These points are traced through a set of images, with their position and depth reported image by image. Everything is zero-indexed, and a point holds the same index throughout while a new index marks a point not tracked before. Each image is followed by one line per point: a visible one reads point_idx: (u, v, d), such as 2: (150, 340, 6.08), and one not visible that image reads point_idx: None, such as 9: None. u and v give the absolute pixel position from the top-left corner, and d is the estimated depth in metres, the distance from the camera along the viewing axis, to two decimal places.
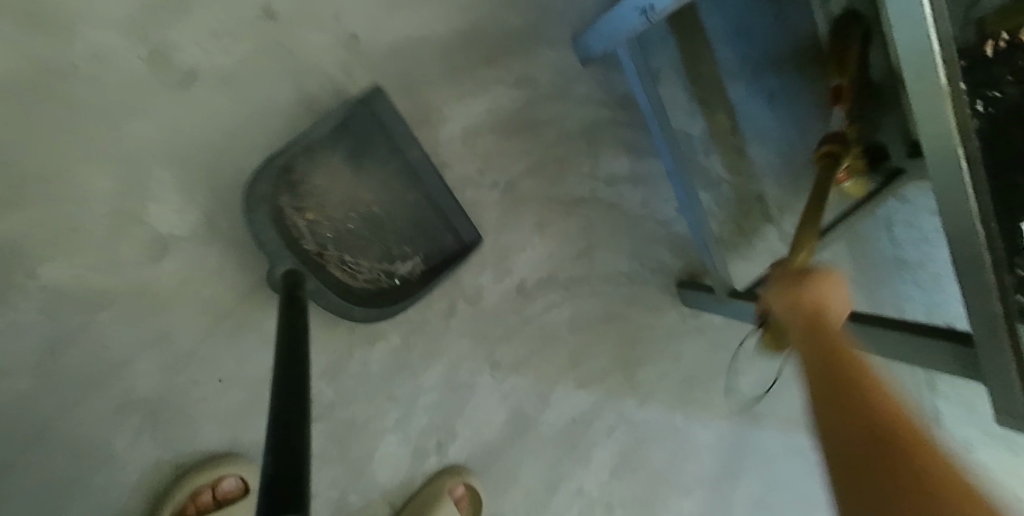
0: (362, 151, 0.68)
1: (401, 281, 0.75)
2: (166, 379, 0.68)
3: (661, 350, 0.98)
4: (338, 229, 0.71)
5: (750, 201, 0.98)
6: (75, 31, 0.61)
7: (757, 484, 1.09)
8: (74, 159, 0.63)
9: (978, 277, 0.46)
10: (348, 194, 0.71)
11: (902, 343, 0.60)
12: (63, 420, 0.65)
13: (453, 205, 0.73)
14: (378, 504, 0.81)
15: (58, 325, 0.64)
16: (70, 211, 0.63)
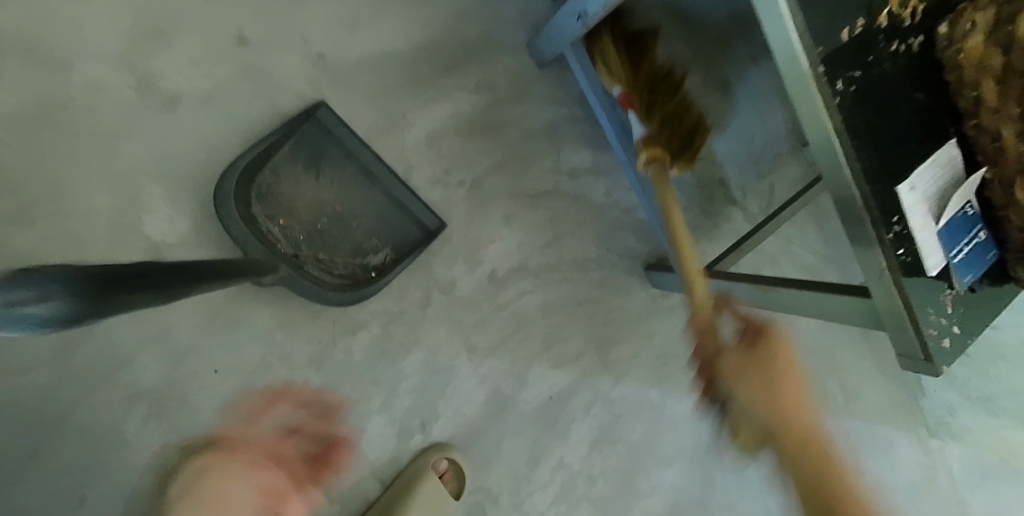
0: (319, 157, 0.79)
1: (377, 272, 0.82)
2: (169, 371, 0.76)
3: (632, 331, 1.03)
4: (308, 231, 0.79)
5: (711, 185, 1.01)
6: (73, 66, 0.71)
7: (737, 454, 1.10)
8: (78, 179, 0.72)
9: (863, 237, 0.52)
10: (313, 200, 0.79)
11: (823, 303, 0.65)
12: (80, 410, 0.73)
13: (406, 194, 0.82)
14: (368, 479, 0.86)
15: (70, 328, 0.72)
16: (76, 224, 0.72)
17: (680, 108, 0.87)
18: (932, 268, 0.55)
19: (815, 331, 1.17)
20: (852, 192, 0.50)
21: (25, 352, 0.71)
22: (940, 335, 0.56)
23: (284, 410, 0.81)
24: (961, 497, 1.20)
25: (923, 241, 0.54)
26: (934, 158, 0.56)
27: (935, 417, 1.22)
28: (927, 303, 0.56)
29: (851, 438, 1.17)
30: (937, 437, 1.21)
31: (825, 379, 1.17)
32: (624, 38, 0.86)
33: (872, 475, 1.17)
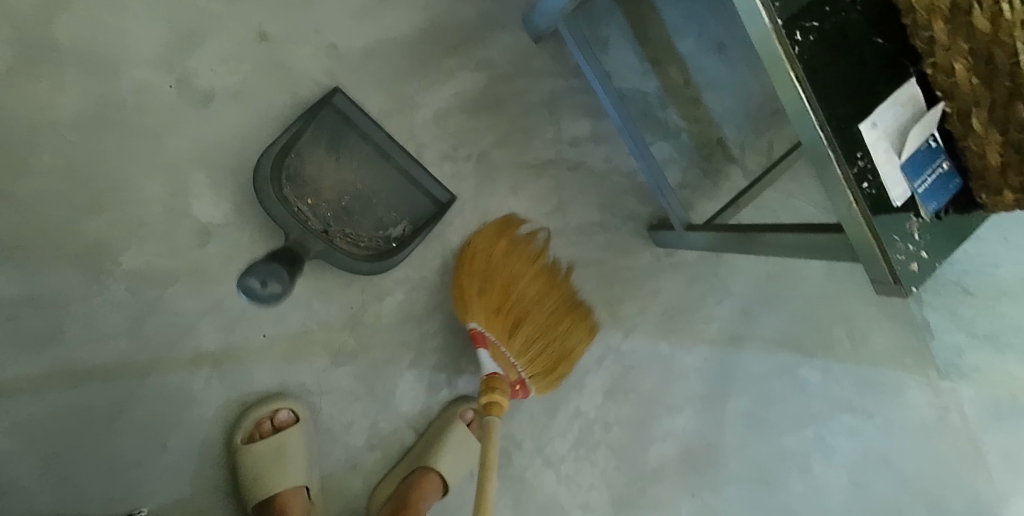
0: (338, 140, 0.87)
1: (398, 243, 0.90)
2: (224, 337, 0.85)
3: (639, 287, 1.10)
4: (335, 208, 0.87)
5: (710, 143, 1.02)
6: (121, 71, 0.80)
7: (746, 401, 1.15)
8: (133, 170, 0.81)
9: (829, 171, 0.56)
10: (337, 180, 0.87)
11: (806, 243, 0.69)
12: (155, 374, 0.82)
13: (419, 170, 0.88)
14: (405, 430, 0.93)
15: (142, 299, 0.82)
16: (134, 210, 0.81)
17: (547, 345, 0.95)
18: (897, 198, 0.58)
19: (818, 280, 1.20)
20: (818, 134, 0.54)
21: (103, 320, 0.80)
22: (908, 260, 0.59)
23: (327, 369, 0.89)
24: (973, 434, 1.23)
25: (888, 174, 0.57)
26: (895, 97, 0.58)
27: (945, 359, 1.24)
28: (894, 230, 0.58)
29: (859, 383, 1.21)
30: (948, 379, 1.24)
31: (833, 326, 1.20)
32: (506, 242, 0.96)
33: (881, 417, 1.21)
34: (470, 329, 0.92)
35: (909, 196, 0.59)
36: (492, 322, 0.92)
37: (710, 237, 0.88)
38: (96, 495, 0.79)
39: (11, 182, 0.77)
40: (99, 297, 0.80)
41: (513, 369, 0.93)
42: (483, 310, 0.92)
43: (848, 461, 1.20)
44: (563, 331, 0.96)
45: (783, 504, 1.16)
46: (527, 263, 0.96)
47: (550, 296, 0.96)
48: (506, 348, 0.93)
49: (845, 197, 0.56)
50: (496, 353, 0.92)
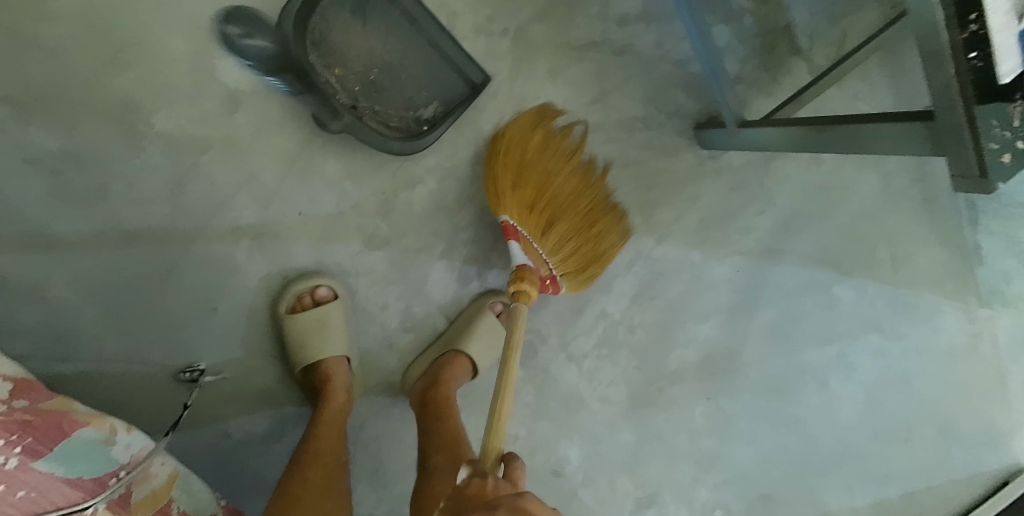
0: (364, 6, 0.83)
1: (429, 124, 0.89)
2: (261, 212, 0.85)
3: (680, 190, 1.04)
4: (363, 82, 0.85)
5: (776, 31, 0.96)
6: None
7: (774, 314, 1.11)
8: (157, 26, 0.79)
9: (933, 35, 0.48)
10: (364, 50, 0.84)
11: (882, 136, 0.62)
12: (199, 243, 0.83)
13: (451, 45, 0.86)
14: (436, 315, 0.94)
15: (178, 166, 0.81)
16: (161, 71, 0.80)
17: (581, 244, 0.92)
18: (1006, 75, 0.46)
19: (869, 195, 1.11)
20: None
21: (145, 182, 0.80)
22: (1003, 150, 0.49)
23: (360, 252, 0.89)
24: (999, 363, 1.14)
25: (1003, 44, 0.46)
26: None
27: (987, 284, 1.14)
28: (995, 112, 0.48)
29: (893, 304, 1.13)
30: (988, 306, 1.14)
31: (875, 244, 1.12)
32: (542, 134, 0.91)
33: (909, 341, 1.13)
34: (500, 222, 0.89)
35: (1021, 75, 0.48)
36: (525, 217, 0.89)
37: (772, 131, 0.81)
38: (154, 351, 0.83)
39: (35, 30, 0.76)
40: (137, 159, 0.80)
41: (543, 264, 0.90)
42: (514, 198, 0.88)
43: (868, 380, 1.14)
44: (598, 231, 0.93)
45: (794, 415, 1.13)
46: (562, 159, 0.91)
47: (584, 195, 0.92)
48: (539, 244, 0.90)
49: (947, 66, 0.48)
50: (528, 246, 0.89)
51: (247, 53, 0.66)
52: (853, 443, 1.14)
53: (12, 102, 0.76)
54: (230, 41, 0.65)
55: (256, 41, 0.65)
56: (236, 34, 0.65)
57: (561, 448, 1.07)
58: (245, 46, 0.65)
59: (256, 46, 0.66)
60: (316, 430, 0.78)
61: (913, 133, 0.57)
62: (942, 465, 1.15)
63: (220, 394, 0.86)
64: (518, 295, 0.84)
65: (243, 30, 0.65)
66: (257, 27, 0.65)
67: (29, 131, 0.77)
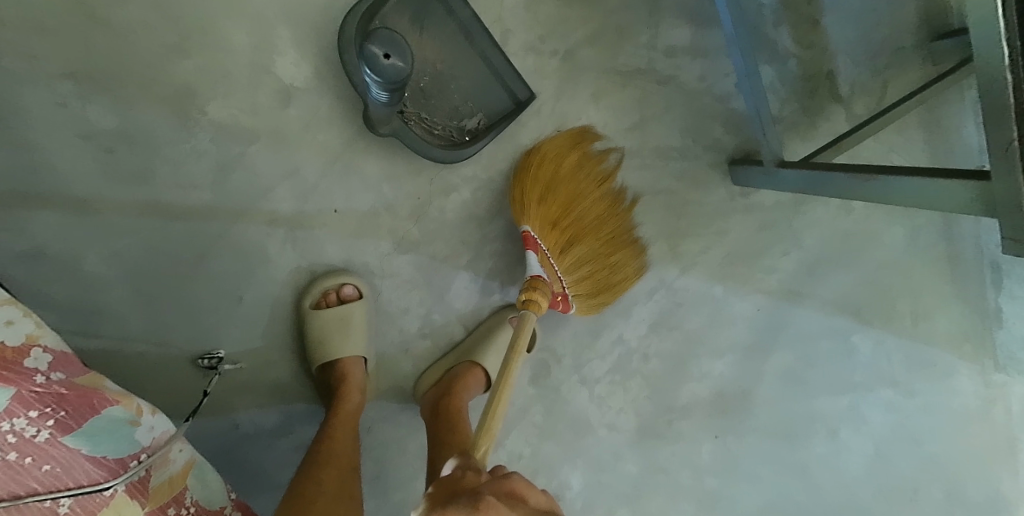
0: (423, 14, 0.85)
1: (470, 136, 0.90)
2: (298, 205, 0.85)
3: (708, 223, 1.04)
4: (412, 88, 0.86)
5: (818, 76, 0.96)
6: None
7: (790, 357, 1.10)
8: (219, 15, 0.80)
9: (999, 100, 0.48)
10: (417, 57, 0.86)
11: (930, 189, 0.61)
12: (233, 231, 0.84)
13: (501, 60, 0.88)
14: (455, 325, 0.94)
15: (225, 153, 0.82)
16: (221, 60, 0.81)
17: (596, 269, 0.92)
18: None
19: (897, 246, 1.10)
20: (1002, 50, 0.46)
21: (191, 167, 0.82)
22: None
23: (389, 254, 0.90)
24: (1016, 432, 1.11)
25: None
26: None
27: (1010, 351, 1.12)
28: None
29: (911, 360, 1.12)
30: (1004, 372, 1.12)
31: (898, 297, 1.11)
32: (578, 155, 0.92)
33: (925, 399, 1.12)
34: (522, 231, 0.89)
35: None
36: (546, 232, 0.90)
37: (810, 174, 0.81)
38: (179, 333, 0.83)
39: (105, 9, 0.77)
40: (188, 144, 0.81)
41: (558, 281, 0.90)
42: (539, 211, 0.88)
43: (880, 434, 1.12)
44: (614, 262, 0.93)
45: (802, 463, 1.11)
46: (593, 184, 0.92)
47: (608, 223, 0.93)
48: (555, 260, 0.90)
49: (1009, 131, 0.48)
50: (545, 259, 0.89)
51: (384, 71, 0.68)
52: (859, 496, 1.12)
53: (76, 78, 0.77)
54: (370, 58, 0.67)
55: (394, 62, 0.68)
56: (379, 54, 0.67)
57: (564, 473, 1.06)
58: (385, 65, 0.67)
59: (393, 66, 0.68)
60: (331, 432, 0.79)
61: (967, 192, 0.57)
62: None
63: (234, 384, 0.86)
64: (528, 303, 0.83)
65: (385, 50, 0.67)
66: (400, 49, 0.68)
67: (86, 108, 0.78)
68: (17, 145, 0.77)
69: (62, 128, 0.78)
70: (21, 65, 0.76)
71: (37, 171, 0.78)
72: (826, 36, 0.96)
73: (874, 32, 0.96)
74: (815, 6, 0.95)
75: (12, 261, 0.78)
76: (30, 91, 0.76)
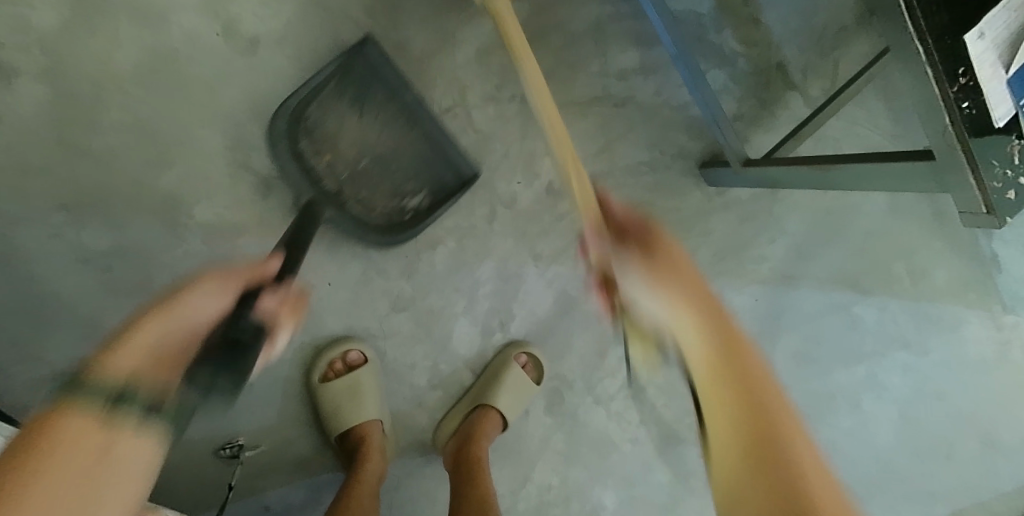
0: (364, 95, 0.83)
1: (411, 215, 0.90)
2: (293, 286, 0.88)
3: (689, 227, 1.06)
4: (350, 168, 0.84)
5: (768, 70, 0.99)
6: (170, 20, 0.81)
7: (797, 339, 1.11)
8: (188, 123, 0.83)
9: (926, 92, 0.53)
10: (357, 136, 0.84)
11: (885, 174, 0.64)
12: None
13: (445, 140, 0.87)
14: (463, 370, 0.96)
15: (217, 250, 0.85)
16: (198, 164, 0.83)
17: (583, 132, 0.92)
18: (1000, 119, 0.54)
19: (880, 214, 1.12)
20: (918, 51, 0.51)
21: (186, 269, 0.84)
22: (1004, 188, 0.55)
23: (387, 314, 0.92)
24: None
25: (991, 92, 0.53)
26: (1012, 2, 0.51)
27: (1012, 291, 1.16)
28: (992, 154, 0.55)
29: (917, 319, 1.14)
30: (1012, 313, 1.16)
31: (892, 261, 1.13)
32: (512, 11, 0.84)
33: (938, 353, 1.15)
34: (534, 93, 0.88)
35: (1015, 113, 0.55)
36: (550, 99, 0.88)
37: (773, 169, 0.83)
38: (199, 428, 0.86)
39: (83, 139, 0.80)
40: (181, 249, 0.84)
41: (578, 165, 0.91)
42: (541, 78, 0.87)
43: (901, 397, 1.15)
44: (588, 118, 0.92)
45: (832, 442, 1.13)
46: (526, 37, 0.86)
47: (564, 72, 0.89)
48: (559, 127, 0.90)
49: (942, 118, 0.53)
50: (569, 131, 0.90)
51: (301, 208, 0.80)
52: (894, 461, 1.15)
53: (69, 208, 0.80)
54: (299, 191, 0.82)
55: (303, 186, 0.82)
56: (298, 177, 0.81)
57: (597, 494, 1.06)
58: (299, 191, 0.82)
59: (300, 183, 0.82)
60: (350, 489, 0.80)
61: (916, 170, 0.60)
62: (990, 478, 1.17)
63: (260, 468, 0.88)
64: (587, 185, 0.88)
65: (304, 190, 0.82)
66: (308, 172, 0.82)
67: (80, 235, 0.81)
68: (22, 281, 0.80)
69: (59, 257, 0.80)
70: (14, 206, 0.79)
71: (44, 303, 0.80)
72: (768, 32, 0.98)
73: (813, 19, 0.99)
74: (752, 7, 0.98)
75: (33, 389, 0.81)
76: (26, 228, 0.79)
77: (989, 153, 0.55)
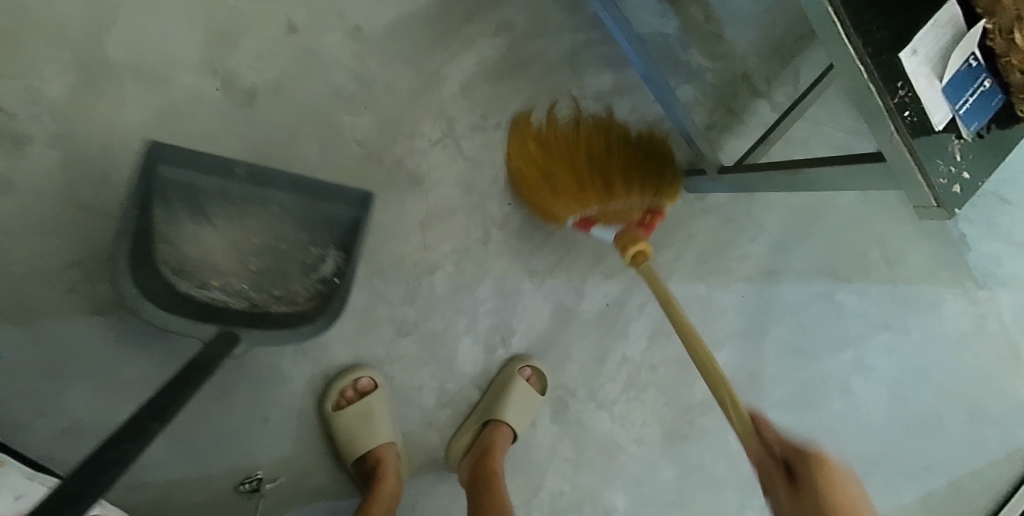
0: (199, 204, 0.81)
1: (337, 277, 0.87)
2: None
3: (673, 233, 1.11)
4: (247, 276, 0.86)
5: (736, 80, 1.05)
6: (173, 79, 0.85)
7: (785, 330, 1.17)
8: None
9: (870, 103, 0.60)
10: (231, 248, 0.85)
11: (845, 177, 0.70)
12: (248, 359, 0.89)
13: (305, 185, 0.81)
14: (469, 388, 0.99)
15: None
16: None
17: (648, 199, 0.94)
18: (937, 123, 0.62)
19: (851, 206, 1.19)
20: (859, 70, 0.59)
21: None
22: (949, 184, 0.63)
23: (393, 340, 0.95)
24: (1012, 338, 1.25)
25: (927, 99, 0.61)
26: (935, 23, 0.62)
27: (984, 269, 1.24)
28: (935, 155, 0.62)
29: (896, 300, 1.21)
30: (986, 288, 1.24)
31: (868, 248, 1.19)
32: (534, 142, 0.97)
33: (920, 331, 1.22)
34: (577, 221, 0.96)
35: (950, 117, 0.63)
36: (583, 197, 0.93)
37: (747, 176, 0.89)
38: (218, 466, 0.88)
39: (94, 197, 0.83)
40: None
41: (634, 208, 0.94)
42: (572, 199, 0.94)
43: (889, 377, 1.21)
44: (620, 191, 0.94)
45: (827, 425, 1.19)
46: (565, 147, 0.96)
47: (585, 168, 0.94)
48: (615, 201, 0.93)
49: (887, 126, 0.60)
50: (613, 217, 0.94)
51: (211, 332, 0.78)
52: (887, 437, 1.21)
53: (84, 263, 0.83)
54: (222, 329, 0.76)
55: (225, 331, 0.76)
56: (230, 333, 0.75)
57: (607, 496, 1.10)
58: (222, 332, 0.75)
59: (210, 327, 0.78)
60: (366, 508, 0.82)
61: (872, 173, 0.66)
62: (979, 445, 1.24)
63: (280, 499, 0.91)
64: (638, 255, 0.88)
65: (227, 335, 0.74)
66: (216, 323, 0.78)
67: (95, 287, 0.83)
68: (40, 335, 0.82)
69: (75, 309, 0.83)
70: (29, 264, 0.81)
71: (62, 356, 0.82)
72: (732, 46, 1.05)
73: (773, 31, 1.05)
74: (716, 23, 1.04)
75: (55, 440, 0.82)
76: (42, 284, 0.82)
77: (932, 155, 0.62)
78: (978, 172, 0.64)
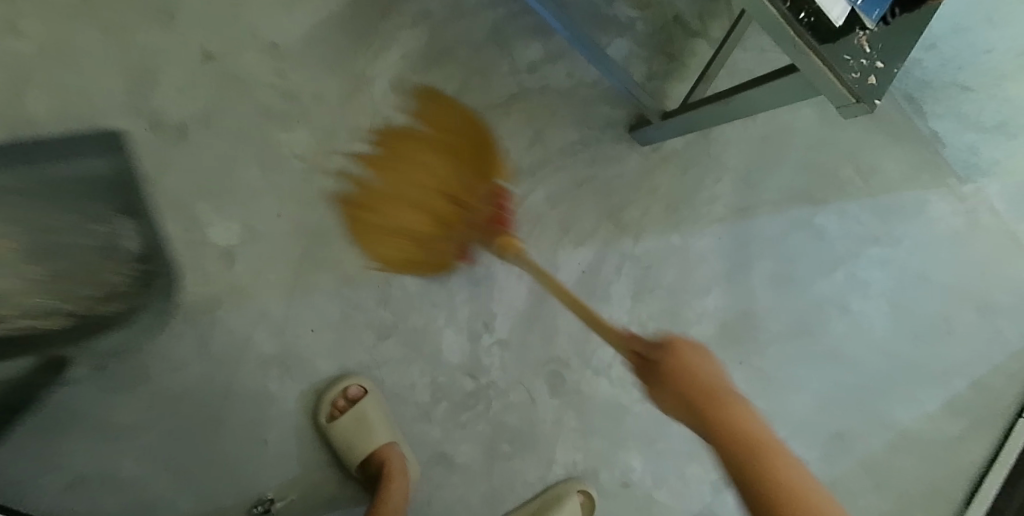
0: None
1: None
2: (280, 341, 0.92)
3: (637, 191, 1.10)
4: None
5: (666, 25, 1.04)
6: (101, 129, 0.86)
7: (770, 262, 1.16)
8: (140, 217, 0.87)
9: (766, 14, 0.63)
10: None
11: (772, 94, 0.74)
12: (235, 386, 0.90)
13: None
14: (460, 377, 1.00)
15: (199, 325, 0.89)
16: (161, 251, 0.88)
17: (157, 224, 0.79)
18: (837, 17, 0.64)
19: (812, 127, 1.18)
20: None
21: (174, 352, 0.88)
22: (861, 77, 0.67)
23: (374, 344, 0.96)
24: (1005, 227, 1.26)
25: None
26: None
27: (964, 162, 1.24)
28: (844, 51, 0.66)
29: (878, 212, 1.20)
30: (970, 183, 1.25)
31: (840, 165, 1.19)
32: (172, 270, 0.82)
33: (909, 238, 1.21)
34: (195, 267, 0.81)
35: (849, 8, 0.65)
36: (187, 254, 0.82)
37: (687, 115, 0.91)
38: (228, 495, 0.90)
39: None
40: (165, 334, 0.88)
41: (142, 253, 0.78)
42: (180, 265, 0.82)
43: (884, 289, 1.21)
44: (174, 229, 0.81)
45: (831, 348, 1.19)
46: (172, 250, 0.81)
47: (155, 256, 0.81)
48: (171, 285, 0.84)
49: (788, 32, 0.63)
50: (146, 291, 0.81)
51: None
52: (891, 346, 1.21)
53: None
54: None
55: None
56: None
57: (623, 461, 1.10)
58: None
59: None
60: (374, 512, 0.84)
61: (792, 84, 0.71)
62: (994, 340, 1.25)
63: None
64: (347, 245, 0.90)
65: None
66: None
67: None
68: (25, 400, 0.83)
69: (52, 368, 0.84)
70: None
71: (49, 415, 0.84)
72: None
73: None
74: None
75: (62, 495, 0.84)
76: None
77: (841, 50, 0.66)
78: (889, 60, 0.69)
